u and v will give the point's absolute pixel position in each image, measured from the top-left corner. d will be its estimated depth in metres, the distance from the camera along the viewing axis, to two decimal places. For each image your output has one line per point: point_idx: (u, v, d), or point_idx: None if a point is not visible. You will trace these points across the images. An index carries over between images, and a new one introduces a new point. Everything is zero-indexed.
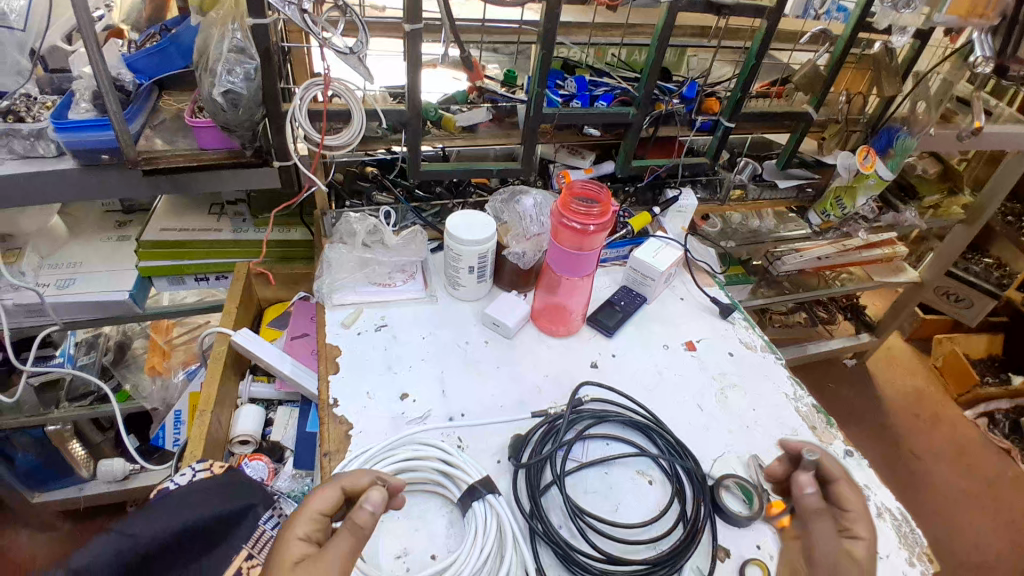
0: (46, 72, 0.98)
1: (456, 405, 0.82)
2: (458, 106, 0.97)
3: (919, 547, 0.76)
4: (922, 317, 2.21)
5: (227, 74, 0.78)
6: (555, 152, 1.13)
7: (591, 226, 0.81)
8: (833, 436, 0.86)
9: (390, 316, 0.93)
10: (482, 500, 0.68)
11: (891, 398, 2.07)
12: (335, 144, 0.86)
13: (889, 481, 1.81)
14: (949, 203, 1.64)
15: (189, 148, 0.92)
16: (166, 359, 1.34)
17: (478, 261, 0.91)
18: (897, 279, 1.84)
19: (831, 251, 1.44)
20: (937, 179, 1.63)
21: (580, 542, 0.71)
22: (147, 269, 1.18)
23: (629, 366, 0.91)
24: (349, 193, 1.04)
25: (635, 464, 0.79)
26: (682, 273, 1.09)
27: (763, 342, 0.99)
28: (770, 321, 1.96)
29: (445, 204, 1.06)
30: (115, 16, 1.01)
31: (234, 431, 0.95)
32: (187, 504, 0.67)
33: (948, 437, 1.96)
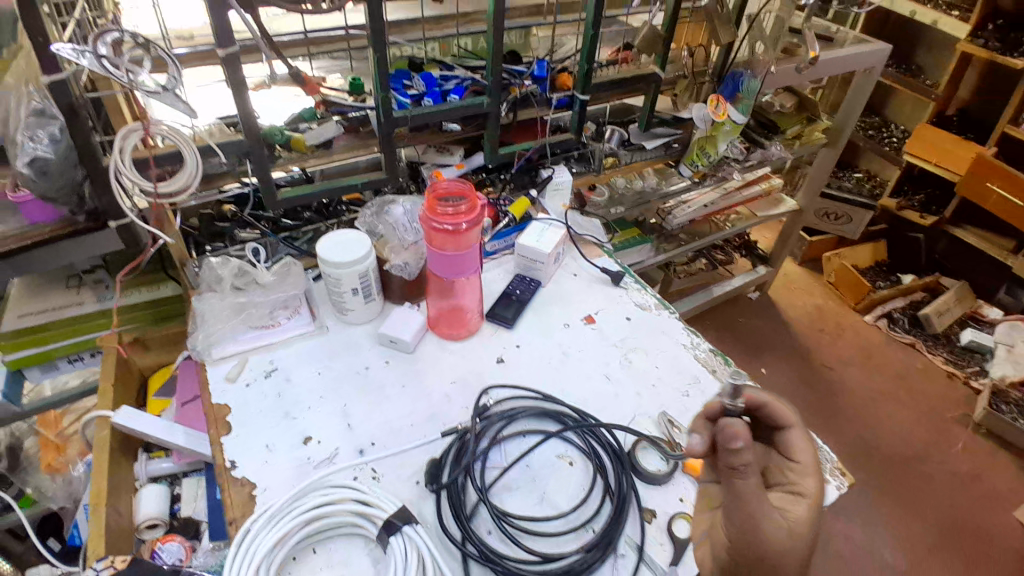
0: None
1: (366, 435, 0.79)
2: (307, 124, 0.93)
3: (830, 461, 0.81)
4: (809, 240, 2.38)
5: (32, 141, 0.72)
6: (422, 153, 1.10)
7: (462, 225, 0.81)
8: (733, 375, 0.90)
9: (279, 359, 0.87)
10: (401, 533, 0.65)
11: (796, 320, 2.22)
12: (171, 191, 0.80)
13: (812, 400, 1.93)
14: (811, 130, 1.75)
15: (18, 229, 0.83)
16: (60, 454, 1.15)
17: (360, 282, 0.87)
18: (778, 211, 1.96)
19: (716, 200, 1.57)
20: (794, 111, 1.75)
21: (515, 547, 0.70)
22: (15, 362, 1.07)
23: (533, 353, 0.91)
24: (208, 237, 0.97)
25: (555, 451, 0.79)
26: (570, 249, 1.10)
27: (656, 301, 1.02)
28: (676, 275, 2.04)
29: (317, 228, 1.02)
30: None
31: (138, 518, 0.86)
32: None
33: (853, 344, 2.14)
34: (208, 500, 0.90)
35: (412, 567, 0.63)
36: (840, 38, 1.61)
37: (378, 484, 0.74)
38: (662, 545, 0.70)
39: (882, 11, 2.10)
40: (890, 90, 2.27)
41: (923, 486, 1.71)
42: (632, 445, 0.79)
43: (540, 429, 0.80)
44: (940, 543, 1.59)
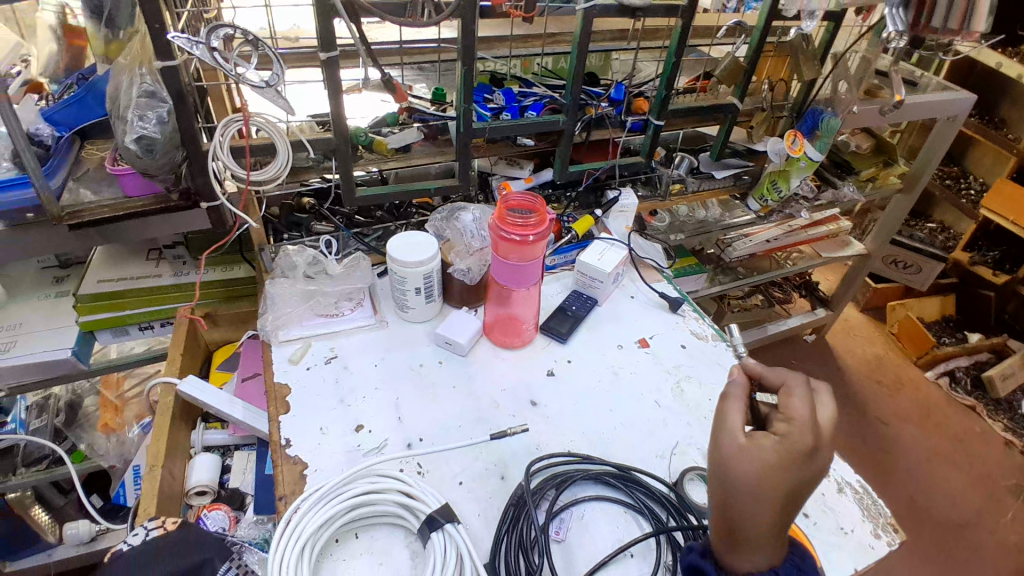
0: None
1: (415, 430, 0.81)
2: (389, 128, 0.99)
3: (883, 517, 0.78)
4: (873, 286, 2.30)
5: (139, 119, 0.76)
6: (493, 164, 1.13)
7: (530, 237, 0.82)
8: None
9: (340, 347, 0.91)
10: (442, 531, 0.66)
11: (851, 368, 2.13)
12: (262, 179, 0.85)
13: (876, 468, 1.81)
14: (885, 174, 1.69)
15: (114, 198, 0.89)
16: (118, 414, 1.28)
17: (423, 282, 0.90)
18: (846, 252, 1.89)
19: (778, 233, 1.54)
20: (871, 153, 1.68)
21: None
22: (89, 324, 1.14)
23: (584, 369, 0.92)
24: (286, 226, 1.03)
25: (610, 517, 0.75)
26: (629, 271, 1.11)
27: (713, 331, 1.01)
28: (729, 306, 2.02)
29: (387, 227, 1.06)
30: (32, 69, 0.96)
31: (190, 483, 0.91)
32: (140, 566, 0.64)
33: (912, 401, 2.03)
34: (254, 475, 0.94)
35: (450, 566, 0.64)
36: (923, 83, 1.57)
37: (423, 479, 0.76)
38: None
39: (972, 58, 2.02)
40: (971, 140, 2.17)
41: (974, 556, 1.61)
42: (678, 475, 0.79)
43: (591, 498, 0.76)
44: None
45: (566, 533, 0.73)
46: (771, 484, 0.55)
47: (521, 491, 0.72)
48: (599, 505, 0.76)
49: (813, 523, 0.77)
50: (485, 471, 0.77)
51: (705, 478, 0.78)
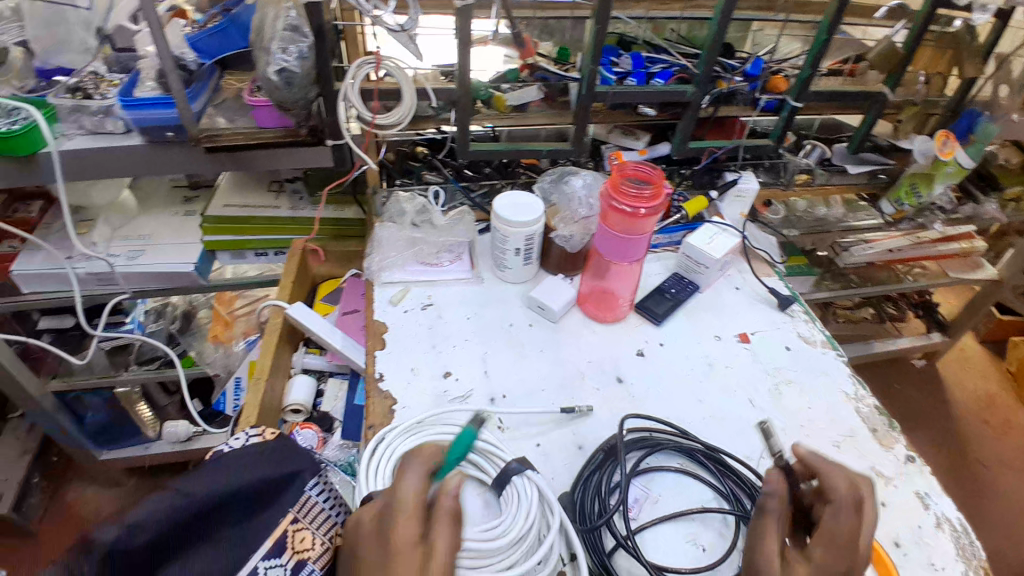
0: (117, 50, 1.02)
1: (500, 387, 0.82)
2: (509, 85, 0.98)
3: (977, 560, 0.71)
4: (999, 316, 2.06)
5: (281, 52, 0.79)
6: (608, 133, 1.10)
7: (641, 210, 0.79)
8: (894, 441, 0.82)
9: (437, 294, 0.94)
10: (511, 483, 0.66)
11: (961, 402, 1.94)
12: (385, 122, 0.87)
13: (968, 513, 1.65)
14: None
15: (249, 127, 0.94)
16: (228, 329, 1.40)
17: (524, 243, 0.90)
18: (975, 276, 1.70)
19: (903, 243, 1.41)
20: (1020, 171, 1.49)
21: None
22: (212, 243, 1.24)
23: (677, 354, 0.89)
24: (400, 172, 1.06)
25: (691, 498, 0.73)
26: (738, 262, 1.05)
27: (824, 338, 0.94)
28: (833, 315, 1.89)
29: (494, 185, 1.06)
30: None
31: (289, 400, 0.98)
32: (241, 467, 0.69)
33: (1020, 445, 1.83)
34: (346, 403, 1.00)
35: (528, 501, 0.64)
36: None
37: (503, 435, 0.77)
38: None
39: None
40: None
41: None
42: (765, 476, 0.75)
43: (675, 472, 0.74)
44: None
45: (641, 503, 0.72)
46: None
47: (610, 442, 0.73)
48: (682, 483, 0.74)
49: (903, 553, 0.71)
50: (563, 439, 0.77)
51: None
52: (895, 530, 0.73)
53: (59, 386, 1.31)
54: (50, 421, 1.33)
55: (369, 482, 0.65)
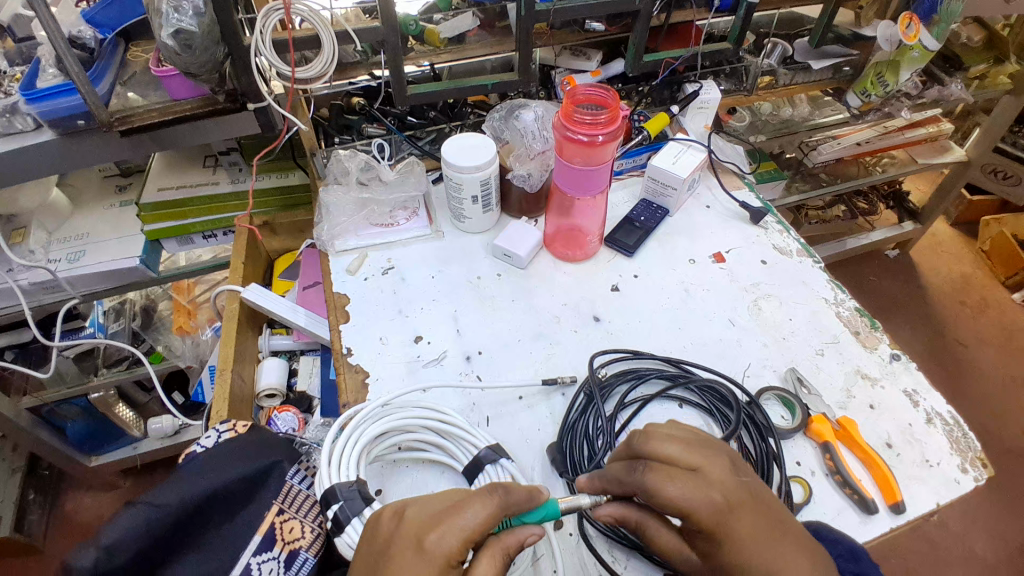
0: (14, 42, 0.92)
1: (474, 343, 0.79)
2: (442, 15, 0.89)
3: (973, 451, 0.71)
4: (968, 198, 2.04)
5: (174, 11, 0.70)
6: (556, 55, 1.01)
7: (598, 137, 0.73)
8: (878, 341, 0.80)
9: (397, 258, 0.88)
10: (483, 473, 0.64)
11: (936, 287, 1.95)
12: (307, 76, 0.79)
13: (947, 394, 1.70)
14: (996, 73, 1.45)
15: (162, 101, 0.86)
16: (192, 318, 1.33)
17: (481, 189, 0.84)
18: (942, 160, 1.68)
19: (871, 135, 1.44)
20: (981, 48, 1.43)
21: None
22: (154, 232, 1.16)
23: (652, 285, 0.86)
24: (337, 128, 0.97)
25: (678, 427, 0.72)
26: (706, 177, 1.00)
27: (800, 246, 0.91)
28: (807, 218, 1.84)
29: (441, 129, 0.98)
30: None
31: (260, 385, 0.94)
32: (214, 464, 0.66)
33: (998, 322, 1.86)
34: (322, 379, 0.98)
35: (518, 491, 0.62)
36: None
37: (484, 393, 0.74)
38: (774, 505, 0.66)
39: None
40: None
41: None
42: (753, 394, 0.75)
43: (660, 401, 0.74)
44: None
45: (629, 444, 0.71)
46: (794, 554, 0.50)
47: (589, 383, 0.71)
48: (667, 408, 0.74)
49: (896, 454, 0.70)
50: (546, 389, 0.75)
51: (783, 399, 0.74)
52: (886, 431, 0.72)
53: (32, 402, 1.24)
54: (32, 440, 1.25)
55: (335, 475, 0.59)
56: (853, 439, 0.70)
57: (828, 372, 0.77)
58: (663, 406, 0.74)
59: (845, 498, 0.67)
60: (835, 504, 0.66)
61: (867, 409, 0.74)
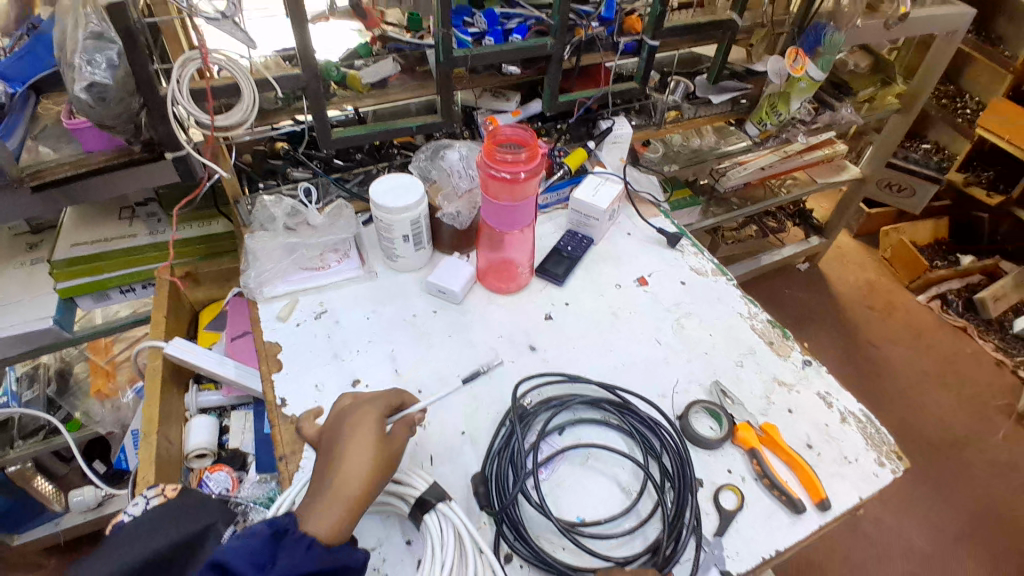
0: None
1: (412, 382, 0.79)
2: (363, 62, 0.92)
3: (886, 445, 0.77)
4: (868, 211, 2.22)
5: (88, 65, 0.69)
6: (477, 97, 1.06)
7: (521, 174, 0.77)
8: (791, 349, 0.86)
9: (329, 301, 0.88)
10: (426, 521, 0.63)
11: (847, 294, 2.11)
12: (227, 124, 0.79)
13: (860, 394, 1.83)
14: (884, 94, 1.59)
15: (74, 155, 0.85)
16: (110, 380, 1.27)
17: (411, 228, 0.85)
18: (840, 178, 1.83)
19: (774, 160, 1.53)
20: (869, 73, 1.60)
21: (586, 559, 0.65)
22: (66, 291, 1.09)
23: (581, 312, 0.89)
24: (262, 174, 0.96)
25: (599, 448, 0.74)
26: (625, 207, 1.06)
27: (714, 266, 0.97)
28: (722, 239, 1.97)
29: (369, 170, 1.00)
30: None
31: (188, 446, 0.90)
32: (136, 538, 0.61)
33: (903, 324, 2.02)
34: (255, 434, 0.94)
35: (448, 544, 0.61)
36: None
37: (425, 432, 0.74)
38: (708, 514, 0.69)
39: None
40: (966, 54, 1.94)
41: (953, 474, 1.64)
42: (683, 411, 0.78)
43: (586, 423, 0.76)
44: (966, 531, 1.53)
45: (560, 464, 0.72)
46: None
47: (511, 413, 0.72)
48: (596, 431, 0.76)
49: (817, 453, 0.75)
50: (487, 421, 0.76)
51: (711, 411, 0.77)
52: (806, 433, 0.77)
53: None
54: None
55: None
56: (776, 444, 0.74)
57: (749, 382, 0.82)
58: (596, 427, 0.76)
59: (775, 499, 0.71)
60: (766, 506, 0.70)
61: (787, 413, 0.79)
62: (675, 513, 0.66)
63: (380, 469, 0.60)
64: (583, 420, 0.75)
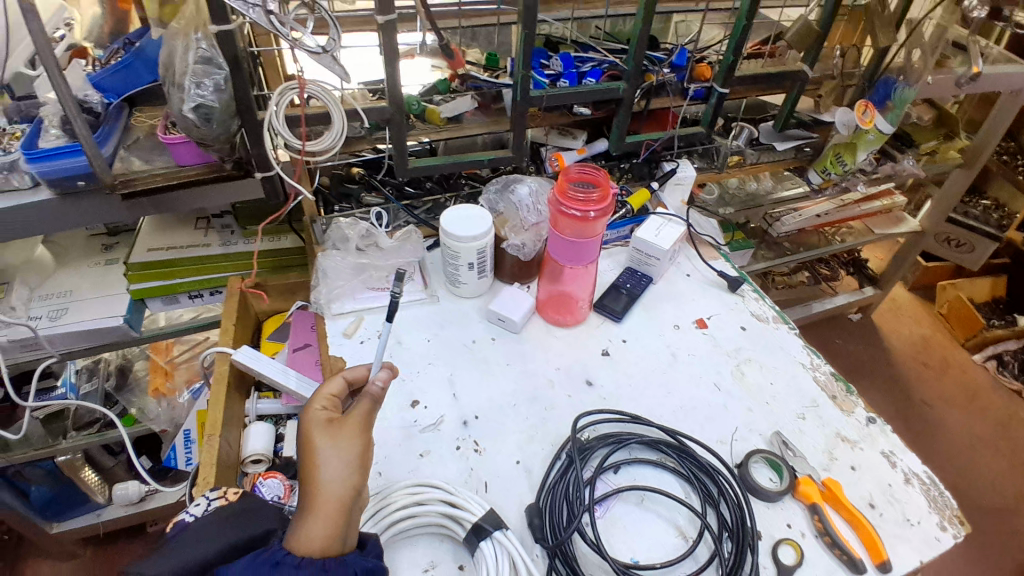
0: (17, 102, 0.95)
1: (470, 408, 0.80)
2: (442, 97, 0.96)
3: (950, 509, 0.74)
4: (925, 265, 2.16)
5: (196, 87, 0.75)
6: (546, 134, 1.09)
7: (591, 213, 0.79)
8: (854, 404, 0.84)
9: (393, 321, 0.91)
10: (481, 547, 0.64)
11: (900, 348, 2.05)
12: (317, 149, 0.83)
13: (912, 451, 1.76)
14: (947, 148, 1.58)
15: (166, 167, 0.90)
16: (169, 379, 1.32)
17: (477, 256, 0.88)
18: (898, 230, 1.80)
19: (829, 207, 1.52)
20: (932, 125, 1.58)
21: None
22: (140, 291, 1.15)
23: (639, 350, 0.89)
24: (337, 197, 1.01)
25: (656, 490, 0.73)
26: (685, 248, 1.07)
27: (775, 313, 0.96)
28: (773, 283, 1.97)
29: (437, 200, 1.03)
30: (75, 34, 0.99)
31: (246, 450, 0.93)
32: (204, 539, 0.64)
33: (959, 384, 1.94)
34: None
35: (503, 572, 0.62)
36: (988, 52, 1.42)
37: (480, 458, 0.75)
38: (764, 568, 0.68)
39: None
40: None
41: (1015, 546, 1.54)
42: (741, 459, 0.77)
43: (642, 464, 0.76)
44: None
45: (615, 502, 0.72)
46: None
47: (570, 447, 0.73)
48: (652, 472, 0.75)
49: (880, 514, 0.73)
50: (542, 452, 0.76)
51: (770, 461, 0.76)
52: (868, 492, 0.75)
53: None
54: None
55: None
56: (838, 500, 0.72)
57: (809, 435, 0.81)
58: (652, 468, 0.76)
59: (835, 559, 0.69)
60: (825, 565, 0.68)
61: (849, 470, 0.77)
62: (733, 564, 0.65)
63: (357, 463, 0.61)
64: (639, 460, 0.75)
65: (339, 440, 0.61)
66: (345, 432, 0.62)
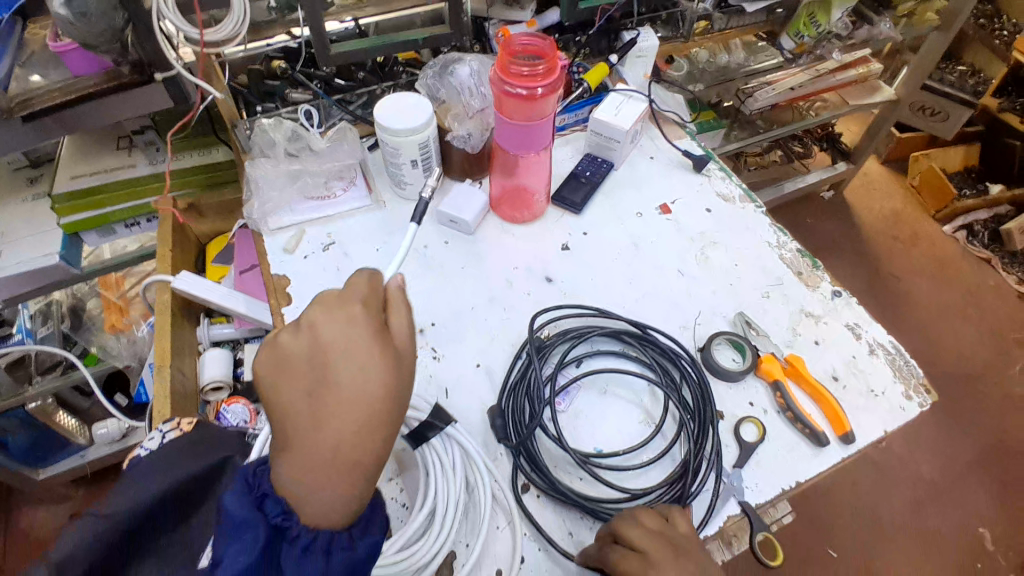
0: None
1: (426, 315, 0.76)
2: None
3: (915, 378, 0.74)
4: (897, 137, 2.11)
5: None
6: (488, 7, 0.96)
7: (538, 90, 0.71)
8: (819, 280, 0.82)
9: (337, 232, 0.84)
10: (430, 444, 0.63)
11: (872, 224, 2.04)
12: (217, 39, 0.74)
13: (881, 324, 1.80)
14: (923, 10, 1.46)
15: (62, 81, 0.80)
16: (124, 314, 1.26)
17: (420, 152, 0.80)
18: (872, 100, 1.70)
19: (804, 79, 1.37)
20: None
21: (601, 488, 0.65)
22: (72, 225, 1.06)
23: (600, 242, 0.85)
24: (259, 95, 0.91)
25: (619, 381, 0.72)
26: (649, 128, 0.99)
27: (742, 193, 0.91)
28: (745, 164, 1.91)
29: (372, 91, 0.94)
30: None
31: (204, 379, 0.89)
32: (161, 464, 0.58)
33: (928, 255, 1.95)
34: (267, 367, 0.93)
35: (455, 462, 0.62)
36: None
37: (440, 365, 0.72)
38: (728, 447, 0.68)
39: None
40: None
41: (977, 407, 1.62)
42: (705, 342, 0.75)
43: (604, 355, 0.73)
44: (982, 463, 1.53)
45: (577, 396, 0.71)
46: None
47: (528, 345, 0.70)
48: (615, 363, 0.73)
49: (843, 387, 0.73)
50: (502, 353, 0.73)
51: (734, 342, 0.74)
52: (832, 364, 0.75)
53: None
54: None
55: None
56: (801, 377, 0.71)
57: (775, 314, 0.79)
58: (615, 358, 0.74)
59: (798, 432, 0.69)
60: (788, 439, 0.68)
61: (812, 344, 0.76)
62: (695, 447, 0.65)
63: (389, 413, 0.48)
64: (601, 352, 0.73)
65: (372, 374, 0.49)
66: (388, 358, 0.50)
